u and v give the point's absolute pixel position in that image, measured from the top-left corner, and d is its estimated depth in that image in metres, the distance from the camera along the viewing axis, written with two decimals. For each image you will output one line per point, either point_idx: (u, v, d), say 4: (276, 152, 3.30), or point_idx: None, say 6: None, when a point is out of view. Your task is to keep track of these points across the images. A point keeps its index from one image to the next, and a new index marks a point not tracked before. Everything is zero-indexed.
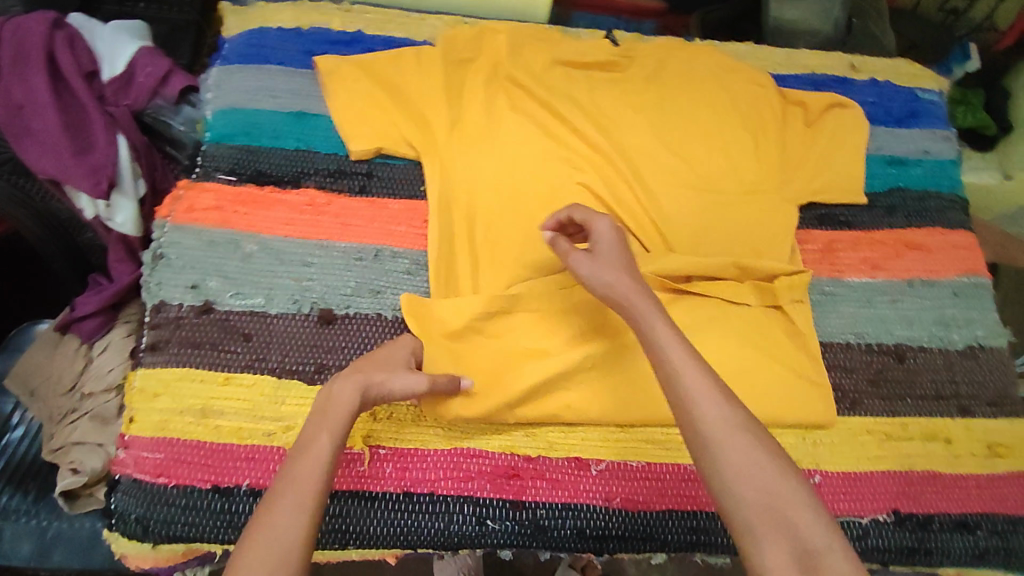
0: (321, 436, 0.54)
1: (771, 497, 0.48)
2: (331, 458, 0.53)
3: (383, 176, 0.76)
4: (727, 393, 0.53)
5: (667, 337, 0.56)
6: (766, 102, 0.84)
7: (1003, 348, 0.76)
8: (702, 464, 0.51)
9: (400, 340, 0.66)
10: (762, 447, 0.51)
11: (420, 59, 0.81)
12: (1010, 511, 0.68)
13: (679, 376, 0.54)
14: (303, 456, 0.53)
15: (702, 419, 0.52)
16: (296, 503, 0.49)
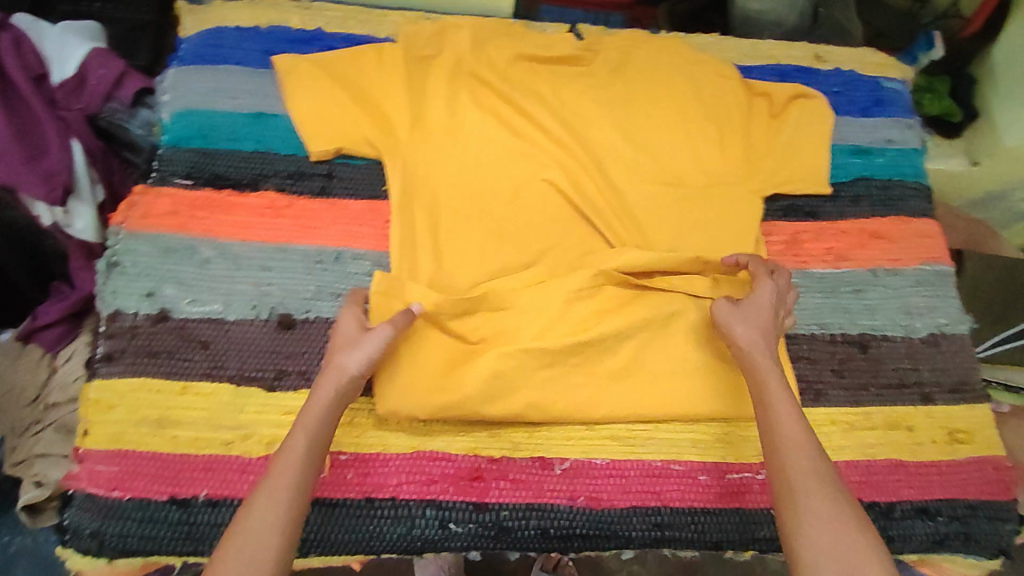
0: (297, 435, 0.56)
1: (847, 554, 0.50)
2: (307, 457, 0.55)
3: (344, 177, 0.75)
4: (823, 457, 0.57)
5: (777, 392, 0.61)
6: (731, 92, 0.83)
7: (963, 335, 0.78)
8: (782, 507, 0.54)
9: (344, 313, 0.65)
10: (846, 513, 0.53)
11: (381, 57, 0.79)
12: (969, 496, 0.70)
13: (779, 425, 0.58)
14: (281, 455, 0.55)
15: (795, 467, 0.56)
16: (270, 504, 0.52)
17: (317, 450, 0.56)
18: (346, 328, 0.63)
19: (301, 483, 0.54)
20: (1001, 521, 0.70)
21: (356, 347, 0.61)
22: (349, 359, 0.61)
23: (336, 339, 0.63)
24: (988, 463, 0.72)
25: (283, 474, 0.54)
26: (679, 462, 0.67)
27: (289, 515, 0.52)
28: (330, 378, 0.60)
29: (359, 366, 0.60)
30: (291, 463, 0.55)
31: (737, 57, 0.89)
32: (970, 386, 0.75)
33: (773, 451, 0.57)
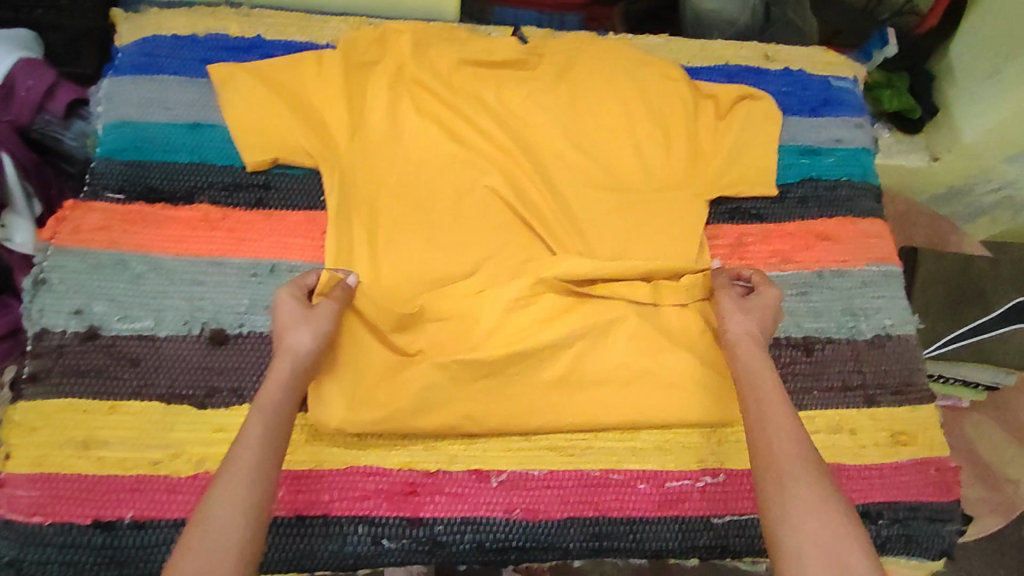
0: (254, 421, 0.56)
1: (832, 537, 0.52)
2: (266, 441, 0.55)
3: (281, 188, 0.73)
4: (811, 446, 0.59)
5: (767, 383, 0.63)
6: (678, 95, 0.82)
7: (910, 335, 0.77)
8: (767, 492, 0.56)
9: (281, 295, 0.63)
10: (833, 499, 0.54)
11: (320, 64, 0.76)
12: (911, 499, 0.70)
13: (768, 415, 0.61)
14: (239, 442, 0.54)
15: (781, 454, 0.58)
16: (231, 489, 0.51)
17: (273, 433, 0.55)
18: (288, 307, 0.63)
19: (260, 468, 0.53)
20: (943, 522, 0.70)
21: (305, 323, 0.62)
22: (299, 335, 0.61)
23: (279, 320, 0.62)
24: (930, 465, 0.72)
25: (241, 459, 0.53)
26: (618, 471, 0.67)
27: (249, 501, 0.51)
28: (284, 361, 0.60)
29: (310, 343, 0.61)
30: (249, 449, 0.54)
31: (684, 59, 0.88)
32: (914, 386, 0.75)
33: (759, 439, 0.60)
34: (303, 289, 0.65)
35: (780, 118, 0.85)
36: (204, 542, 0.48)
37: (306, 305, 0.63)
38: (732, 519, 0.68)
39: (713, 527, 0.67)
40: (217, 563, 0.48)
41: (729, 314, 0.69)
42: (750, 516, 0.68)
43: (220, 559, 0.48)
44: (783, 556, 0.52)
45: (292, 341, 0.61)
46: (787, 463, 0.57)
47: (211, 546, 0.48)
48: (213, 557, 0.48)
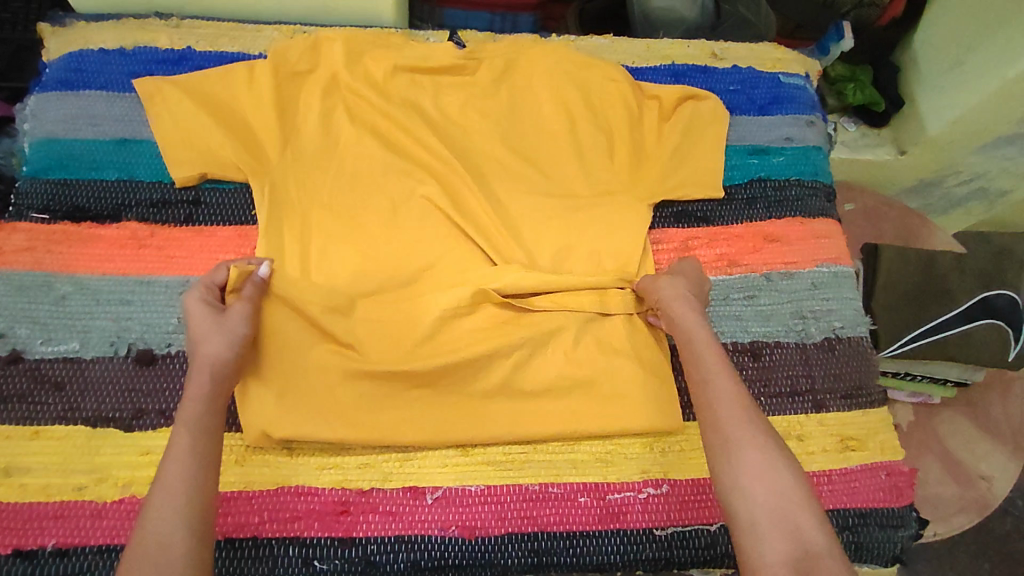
0: (180, 434, 0.54)
1: (783, 501, 0.51)
2: (196, 450, 0.53)
3: (212, 203, 0.72)
4: (754, 408, 0.58)
5: (706, 350, 0.62)
6: (619, 96, 0.82)
7: (861, 337, 0.75)
8: (717, 461, 0.55)
9: (189, 303, 0.62)
10: (780, 461, 0.54)
11: (252, 74, 0.76)
12: (861, 505, 0.68)
13: (710, 382, 0.60)
14: (167, 459, 0.53)
15: (725, 420, 0.57)
16: (166, 505, 0.50)
17: (204, 444, 0.54)
18: (199, 316, 0.61)
19: (192, 480, 0.52)
20: (895, 528, 0.68)
21: (218, 331, 0.60)
22: (214, 344, 0.59)
23: (194, 325, 0.60)
24: (881, 469, 0.70)
25: (173, 473, 0.52)
26: (557, 484, 0.64)
27: (188, 514, 0.50)
28: (201, 371, 0.58)
29: (226, 350, 0.59)
30: (179, 464, 0.52)
31: (629, 59, 0.88)
32: (865, 390, 0.73)
33: (703, 406, 0.59)
34: (211, 293, 0.63)
35: (728, 117, 0.84)
36: (147, 558, 0.47)
37: (218, 311, 0.62)
38: (677, 530, 0.64)
39: (656, 540, 0.63)
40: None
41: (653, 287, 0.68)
42: (694, 527, 0.64)
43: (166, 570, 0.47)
44: (739, 527, 0.51)
45: (210, 351, 0.59)
46: (732, 429, 0.56)
47: (154, 560, 0.47)
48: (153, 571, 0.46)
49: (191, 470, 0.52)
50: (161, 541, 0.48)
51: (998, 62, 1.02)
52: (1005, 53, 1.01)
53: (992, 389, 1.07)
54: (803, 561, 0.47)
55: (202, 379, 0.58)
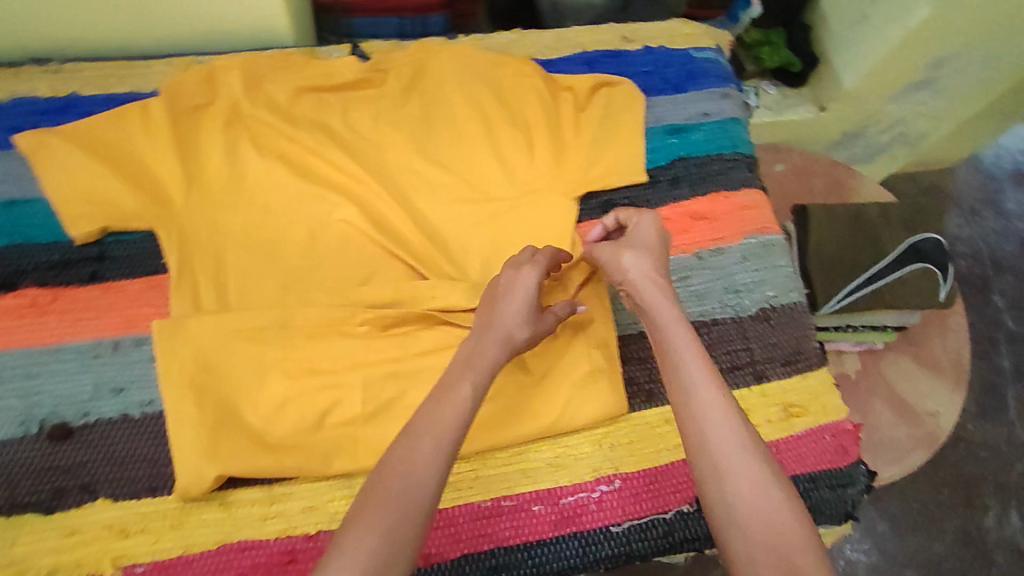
0: (463, 383, 0.54)
1: (784, 540, 0.47)
2: (470, 404, 0.53)
3: (116, 257, 0.68)
4: (746, 424, 0.53)
5: (690, 355, 0.56)
6: (533, 92, 0.80)
7: (795, 303, 0.77)
8: (709, 490, 0.50)
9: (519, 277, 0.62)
10: (776, 491, 0.49)
11: (145, 114, 0.72)
12: (809, 470, 0.70)
13: (694, 392, 0.54)
14: (444, 402, 0.52)
15: (714, 441, 0.51)
16: (434, 454, 0.49)
17: (477, 400, 0.54)
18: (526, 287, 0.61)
19: (459, 434, 0.51)
20: (844, 487, 0.70)
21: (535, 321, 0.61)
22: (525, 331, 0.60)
23: (519, 294, 0.61)
24: (826, 431, 0.71)
25: (445, 421, 0.51)
26: (510, 497, 0.64)
27: (447, 465, 0.50)
28: (499, 338, 0.58)
29: (527, 333, 0.60)
30: (454, 411, 0.52)
31: (540, 51, 0.87)
32: (803, 354, 0.74)
33: (689, 423, 0.53)
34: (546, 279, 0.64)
35: (644, 100, 0.84)
36: (400, 501, 0.47)
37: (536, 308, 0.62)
38: (632, 524, 0.64)
39: (612, 536, 0.64)
40: (405, 529, 0.47)
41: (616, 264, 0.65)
42: (648, 517, 0.65)
43: (412, 516, 0.47)
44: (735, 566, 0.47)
45: (517, 331, 0.59)
46: (721, 452, 0.51)
47: (400, 502, 0.47)
48: (397, 522, 0.46)
49: (450, 423, 0.51)
50: (415, 487, 0.48)
51: (898, 13, 1.06)
52: (905, 4, 1.04)
53: (931, 327, 1.11)
54: None
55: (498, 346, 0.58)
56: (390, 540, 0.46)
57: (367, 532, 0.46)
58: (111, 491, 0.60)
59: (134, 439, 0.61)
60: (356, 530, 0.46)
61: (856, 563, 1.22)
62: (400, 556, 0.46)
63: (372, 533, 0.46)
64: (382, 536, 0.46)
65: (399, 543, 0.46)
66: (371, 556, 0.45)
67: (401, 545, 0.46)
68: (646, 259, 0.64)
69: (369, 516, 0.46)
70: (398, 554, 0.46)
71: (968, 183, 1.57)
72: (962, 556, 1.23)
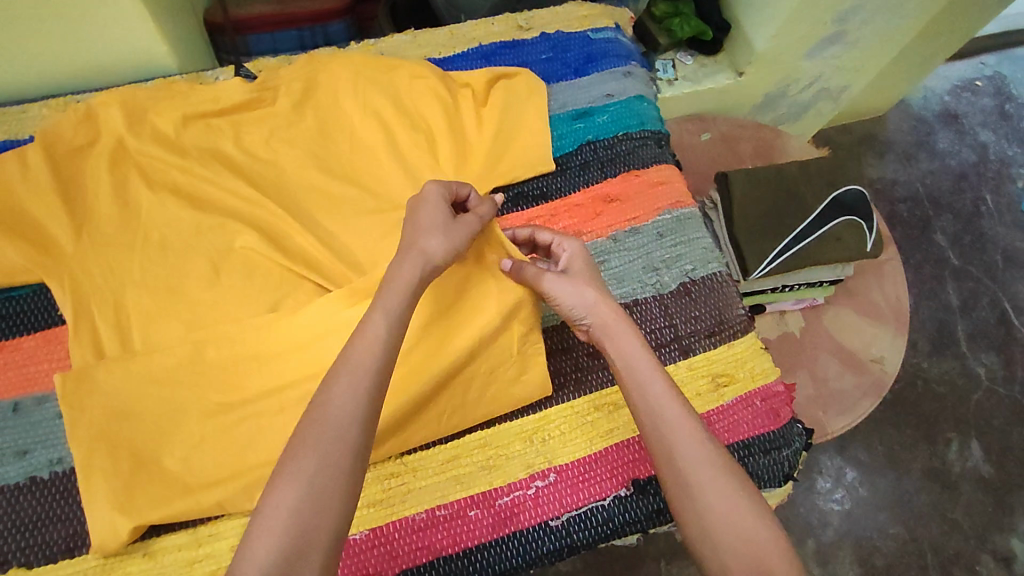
0: (374, 317, 0.54)
1: (756, 549, 0.49)
2: (386, 340, 0.53)
3: (6, 314, 0.66)
4: (712, 439, 0.55)
5: (652, 378, 0.57)
6: (429, 92, 0.79)
7: (714, 273, 0.77)
8: (683, 509, 0.52)
9: (425, 200, 0.61)
10: (746, 502, 0.51)
11: (23, 161, 0.70)
12: (743, 437, 0.70)
13: (661, 416, 0.55)
14: (356, 342, 0.52)
15: (684, 462, 0.53)
16: (351, 394, 0.49)
17: (395, 333, 0.54)
18: (433, 204, 0.60)
19: (377, 373, 0.51)
20: (779, 449, 0.70)
21: (455, 226, 0.61)
22: (448, 238, 0.60)
23: (424, 215, 0.60)
24: (755, 397, 0.72)
25: (359, 363, 0.51)
26: (444, 506, 0.62)
27: (368, 399, 0.50)
28: (415, 261, 0.57)
29: (443, 249, 0.59)
30: (370, 348, 0.52)
31: (435, 51, 0.87)
32: (727, 323, 0.75)
33: (658, 448, 0.54)
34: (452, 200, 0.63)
35: (545, 88, 0.83)
36: (320, 447, 0.47)
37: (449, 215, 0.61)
38: (572, 515, 0.63)
39: (553, 531, 0.63)
40: (328, 476, 0.47)
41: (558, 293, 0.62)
42: (588, 507, 0.64)
43: (336, 456, 0.47)
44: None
45: (437, 239, 0.59)
46: (694, 472, 0.52)
47: (322, 444, 0.47)
48: (320, 470, 0.47)
49: (364, 361, 0.51)
50: (335, 433, 0.48)
51: None
52: None
53: (868, 277, 1.12)
54: None
55: (410, 258, 0.57)
56: (313, 490, 0.46)
57: (289, 485, 0.46)
58: (25, 558, 0.58)
59: (43, 500, 0.59)
60: (278, 487, 0.46)
61: (830, 513, 1.22)
62: (329, 501, 0.46)
63: (291, 488, 0.46)
64: (302, 488, 0.46)
65: (325, 489, 0.46)
66: (292, 510, 0.45)
67: (326, 491, 0.46)
68: (596, 285, 0.62)
69: (291, 466, 0.47)
70: (325, 499, 0.46)
71: (898, 128, 1.59)
72: (932, 491, 1.26)
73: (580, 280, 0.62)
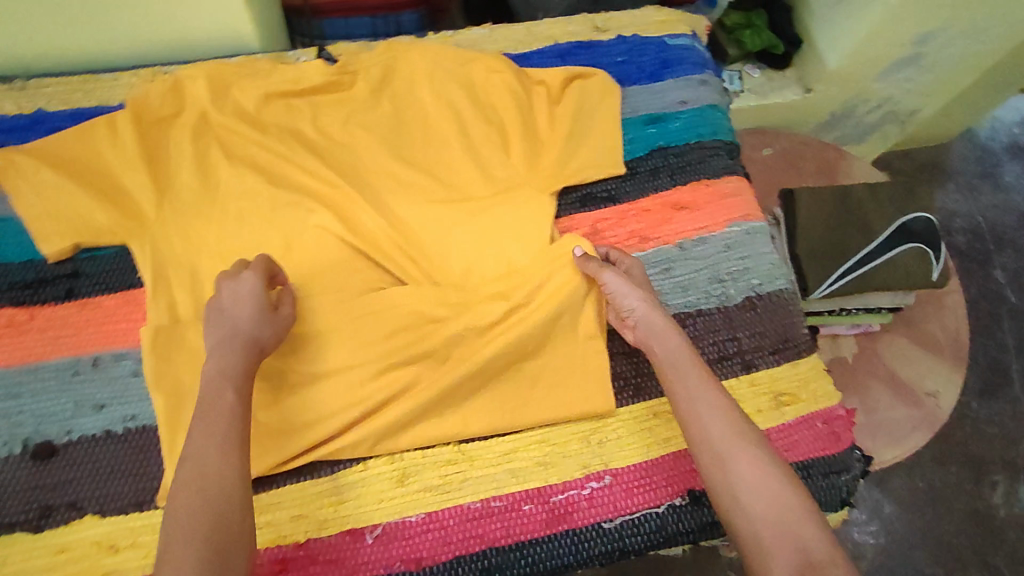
0: (228, 390, 0.54)
1: (781, 517, 0.49)
2: (238, 409, 0.54)
3: (91, 273, 0.68)
4: (743, 417, 0.56)
5: (685, 359, 0.60)
6: (504, 86, 0.79)
7: (781, 290, 0.76)
8: (711, 477, 0.54)
9: (223, 291, 0.60)
10: (776, 471, 0.52)
11: (113, 128, 0.72)
12: (803, 457, 0.69)
13: (694, 394, 0.57)
14: (211, 410, 0.53)
15: (715, 435, 0.55)
16: (225, 456, 0.51)
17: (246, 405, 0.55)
18: (240, 295, 0.60)
19: (240, 435, 0.53)
20: (838, 474, 0.69)
21: (269, 322, 0.60)
22: (265, 333, 0.60)
23: (247, 307, 0.59)
24: (817, 418, 0.70)
25: (225, 428, 0.52)
26: (499, 498, 0.63)
27: (241, 459, 0.52)
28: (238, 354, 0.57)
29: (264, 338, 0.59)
30: (229, 415, 0.53)
31: (511, 46, 0.87)
32: (791, 342, 0.73)
33: (689, 422, 0.56)
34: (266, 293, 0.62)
35: (620, 90, 0.83)
36: (211, 509, 0.48)
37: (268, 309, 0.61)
38: (626, 519, 0.63)
39: (606, 533, 0.63)
40: (226, 530, 0.48)
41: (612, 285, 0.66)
42: (642, 512, 0.64)
43: (226, 513, 0.48)
44: (745, 546, 0.50)
45: (253, 335, 0.59)
46: (724, 443, 0.54)
47: (211, 503, 0.48)
48: (214, 534, 0.47)
49: (229, 431, 0.52)
50: (220, 496, 0.49)
51: None
52: None
53: (927, 308, 1.09)
54: None
55: (234, 351, 0.57)
56: (215, 544, 0.46)
57: (189, 544, 0.46)
58: (98, 507, 0.59)
59: (116, 454, 0.61)
60: (180, 550, 0.45)
61: (864, 545, 1.19)
62: (234, 560, 0.47)
63: (192, 544, 0.46)
64: (204, 544, 0.46)
65: (227, 549, 0.47)
66: (201, 564, 0.45)
67: (228, 551, 0.47)
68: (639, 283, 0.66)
69: (182, 530, 0.46)
70: (230, 550, 0.47)
71: (963, 158, 1.54)
72: (971, 534, 1.21)
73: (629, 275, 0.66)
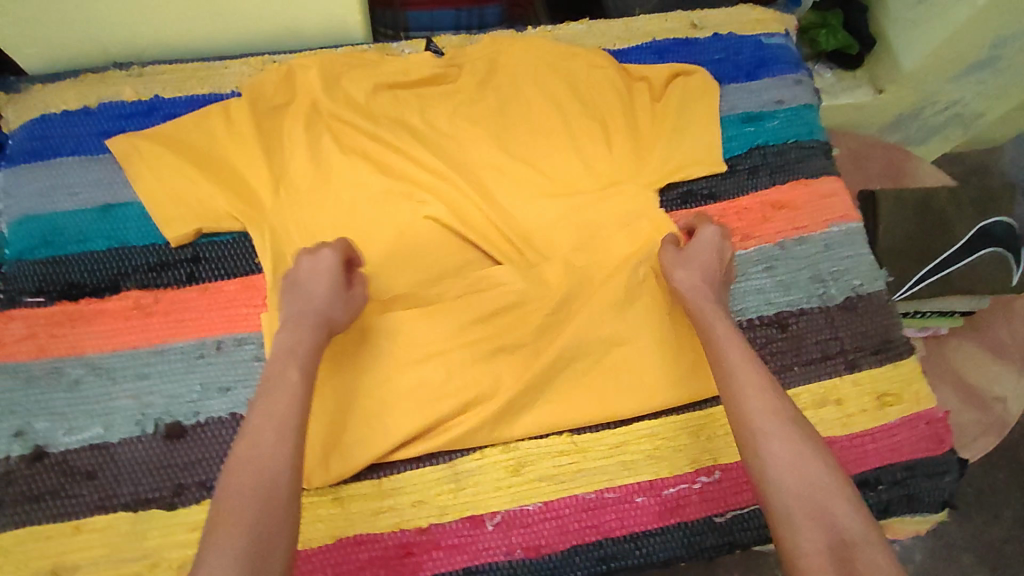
0: (290, 372, 0.55)
1: (816, 492, 0.50)
2: (300, 393, 0.54)
3: (211, 257, 0.69)
4: (783, 397, 0.56)
5: (728, 339, 0.61)
6: (607, 81, 0.80)
7: (882, 291, 0.76)
8: (746, 450, 0.54)
9: (302, 264, 0.63)
10: (811, 450, 0.52)
11: (228, 116, 0.73)
12: (906, 458, 0.70)
13: (734, 371, 0.58)
14: (270, 394, 0.53)
15: (750, 411, 0.55)
16: (281, 440, 0.51)
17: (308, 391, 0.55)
18: (315, 269, 0.63)
19: (298, 420, 0.53)
20: (940, 475, 0.70)
21: (342, 302, 0.62)
22: (337, 313, 0.62)
23: (321, 279, 0.62)
24: (921, 419, 0.71)
25: (282, 414, 0.52)
26: (612, 489, 0.65)
27: (297, 446, 0.51)
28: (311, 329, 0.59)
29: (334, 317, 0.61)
30: (289, 401, 0.53)
31: (610, 41, 0.87)
32: (893, 343, 0.74)
33: (728, 397, 0.57)
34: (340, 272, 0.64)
35: (718, 88, 0.83)
36: (258, 495, 0.48)
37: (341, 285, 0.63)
38: (734, 514, 0.65)
39: (716, 527, 0.65)
40: (273, 516, 0.47)
41: (674, 265, 0.67)
42: (751, 508, 0.65)
43: (275, 499, 0.48)
44: (773, 518, 0.50)
45: (326, 314, 0.61)
46: (758, 418, 0.54)
47: (263, 489, 0.48)
48: (264, 518, 0.47)
49: (288, 414, 0.52)
50: (270, 481, 0.48)
51: None
52: None
53: (997, 312, 1.06)
54: (840, 554, 0.46)
55: (309, 330, 0.59)
56: (259, 530, 0.46)
57: (233, 530, 0.46)
58: None
59: None
60: (223, 535, 0.45)
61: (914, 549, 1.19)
62: (280, 543, 0.47)
63: (235, 530, 0.46)
64: (248, 530, 0.46)
65: (272, 537, 0.46)
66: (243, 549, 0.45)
67: (275, 533, 0.47)
68: (697, 260, 0.67)
69: (232, 513, 0.46)
70: (276, 536, 0.47)
71: None
72: None
73: (685, 255, 0.68)
